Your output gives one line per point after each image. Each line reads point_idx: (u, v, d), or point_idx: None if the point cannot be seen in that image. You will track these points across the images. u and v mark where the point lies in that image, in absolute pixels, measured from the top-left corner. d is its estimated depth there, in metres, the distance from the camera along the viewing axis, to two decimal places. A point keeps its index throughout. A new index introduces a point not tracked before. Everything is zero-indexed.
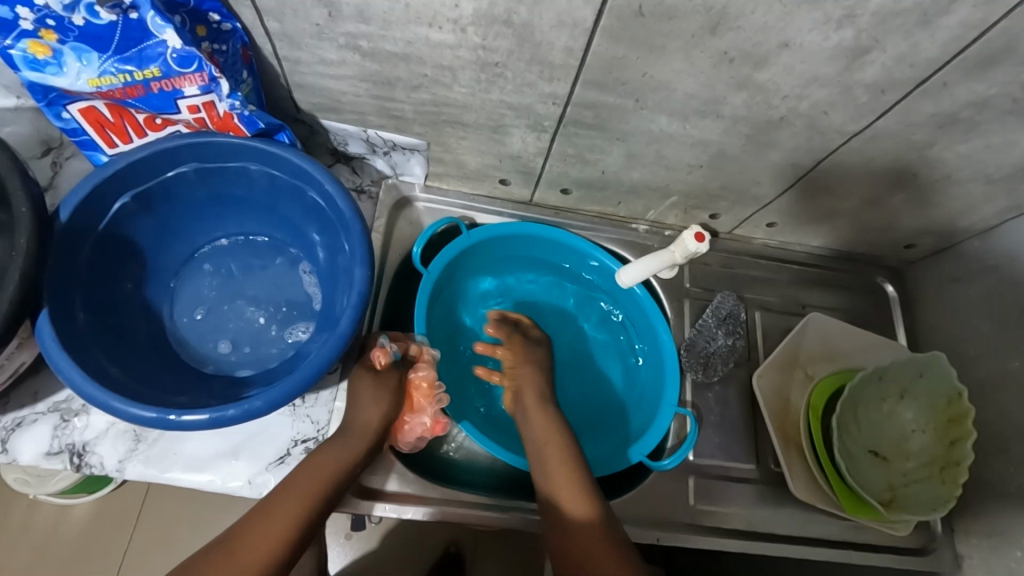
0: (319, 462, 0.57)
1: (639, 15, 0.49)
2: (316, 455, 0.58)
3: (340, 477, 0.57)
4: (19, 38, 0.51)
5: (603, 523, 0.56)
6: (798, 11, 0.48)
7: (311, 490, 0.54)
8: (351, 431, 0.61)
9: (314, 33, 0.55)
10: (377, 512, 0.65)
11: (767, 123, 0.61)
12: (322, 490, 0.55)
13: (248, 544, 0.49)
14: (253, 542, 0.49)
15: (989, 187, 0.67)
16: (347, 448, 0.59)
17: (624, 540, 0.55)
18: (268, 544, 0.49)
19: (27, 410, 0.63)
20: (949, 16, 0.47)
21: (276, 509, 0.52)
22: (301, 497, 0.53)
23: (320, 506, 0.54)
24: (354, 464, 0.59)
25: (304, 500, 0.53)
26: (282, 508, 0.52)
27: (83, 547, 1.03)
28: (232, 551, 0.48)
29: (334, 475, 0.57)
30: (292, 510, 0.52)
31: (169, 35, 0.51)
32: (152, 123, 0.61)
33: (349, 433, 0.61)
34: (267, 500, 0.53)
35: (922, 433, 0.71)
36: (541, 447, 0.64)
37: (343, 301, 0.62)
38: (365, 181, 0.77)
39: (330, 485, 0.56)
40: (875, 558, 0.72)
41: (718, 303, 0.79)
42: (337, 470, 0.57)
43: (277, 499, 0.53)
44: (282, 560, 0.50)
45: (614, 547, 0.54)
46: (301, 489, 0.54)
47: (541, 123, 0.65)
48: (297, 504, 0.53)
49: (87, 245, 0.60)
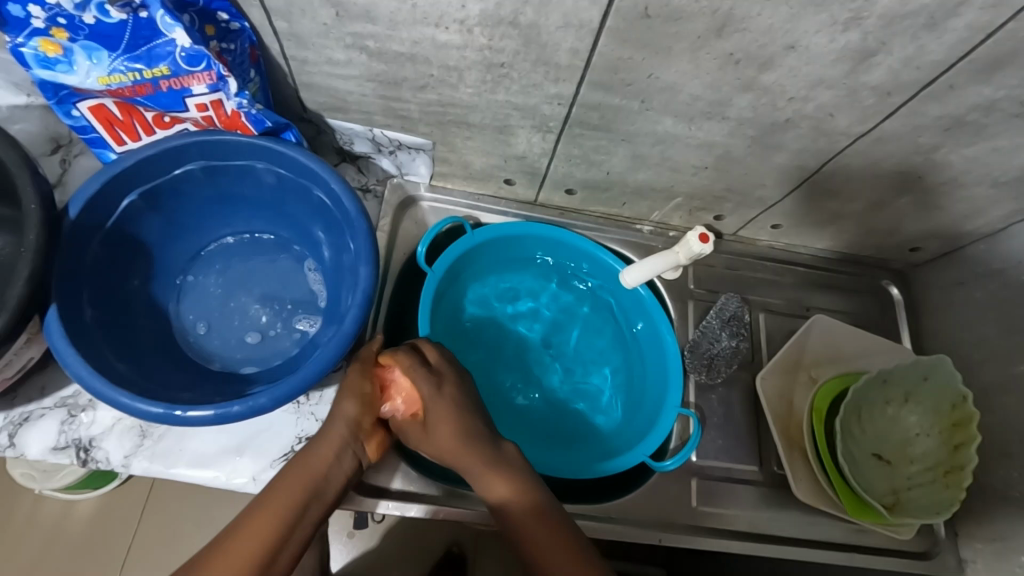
0: (285, 478, 0.53)
1: (645, 17, 0.49)
2: (286, 473, 0.54)
3: (314, 495, 0.53)
4: (31, 36, 0.51)
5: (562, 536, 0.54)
6: (804, 13, 0.48)
7: (279, 513, 0.50)
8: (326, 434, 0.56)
9: (321, 32, 0.55)
10: (381, 510, 0.65)
11: (773, 125, 0.61)
12: (289, 512, 0.51)
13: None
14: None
15: (995, 190, 0.67)
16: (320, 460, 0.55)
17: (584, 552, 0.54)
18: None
19: (34, 405, 0.63)
20: (956, 19, 0.47)
21: (237, 537, 0.48)
22: (265, 523, 0.49)
23: (288, 532, 0.50)
24: (329, 475, 0.55)
25: (271, 526, 0.49)
26: (244, 539, 0.48)
27: (86, 542, 1.03)
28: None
29: (304, 492, 0.52)
30: (251, 541, 0.48)
31: (178, 33, 0.52)
32: (161, 121, 0.62)
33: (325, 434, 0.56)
34: (228, 528, 0.49)
35: (927, 437, 0.71)
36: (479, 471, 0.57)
37: (348, 300, 0.63)
38: (371, 180, 0.77)
39: (297, 506, 0.51)
40: (878, 562, 0.72)
41: (721, 304, 0.78)
42: (306, 488, 0.53)
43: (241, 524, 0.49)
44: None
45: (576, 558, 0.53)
46: (266, 513, 0.50)
47: (547, 123, 0.65)
48: (262, 531, 0.49)
49: (94, 242, 0.61)
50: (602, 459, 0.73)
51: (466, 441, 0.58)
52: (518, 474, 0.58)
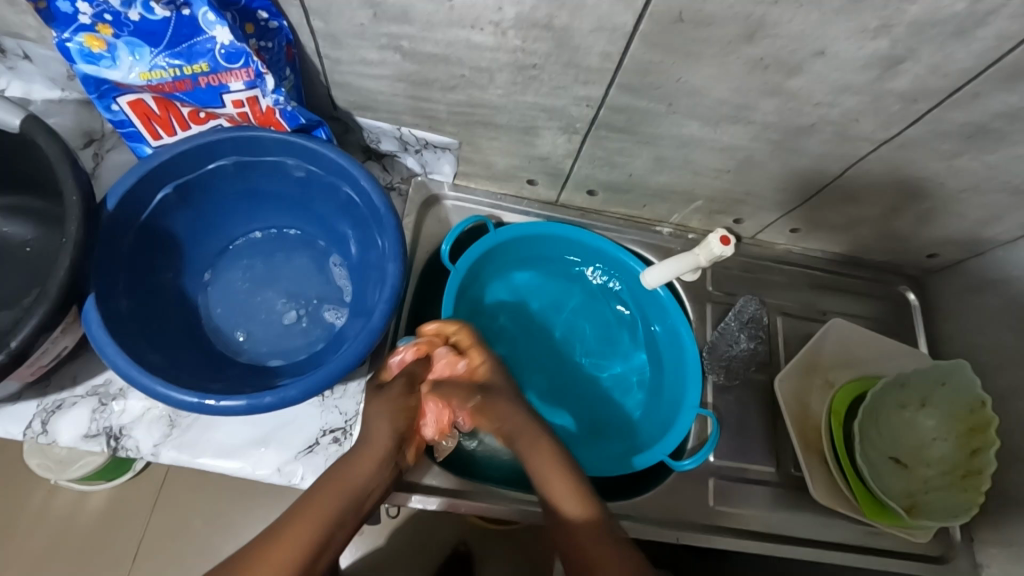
0: (325, 486, 0.56)
1: (677, 22, 0.50)
2: (327, 480, 0.56)
3: (353, 502, 0.56)
4: (77, 32, 0.53)
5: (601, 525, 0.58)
6: (835, 20, 0.49)
7: (318, 520, 0.53)
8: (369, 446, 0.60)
9: (357, 33, 0.56)
10: (410, 504, 0.67)
11: (798, 130, 0.62)
12: (329, 518, 0.54)
13: (265, 562, 0.49)
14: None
15: (1015, 198, 0.67)
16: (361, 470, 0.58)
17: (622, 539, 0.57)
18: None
19: (66, 393, 0.65)
20: (985, 28, 0.48)
21: (280, 540, 0.51)
22: (306, 529, 0.52)
23: (326, 539, 0.53)
24: (367, 485, 0.58)
25: (313, 528, 0.52)
26: (284, 542, 0.51)
27: (100, 534, 1.05)
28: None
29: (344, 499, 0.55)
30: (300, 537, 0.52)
31: (219, 31, 0.53)
32: (197, 116, 0.63)
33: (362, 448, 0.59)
34: (270, 533, 0.52)
35: (944, 441, 0.71)
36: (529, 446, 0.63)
37: (375, 294, 0.64)
38: (396, 178, 0.78)
39: (338, 512, 0.54)
40: (892, 564, 0.73)
41: (741, 306, 0.77)
42: (345, 499, 0.55)
43: (284, 527, 0.52)
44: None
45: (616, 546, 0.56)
46: (306, 521, 0.53)
47: (572, 125, 0.66)
48: (302, 534, 0.52)
49: (130, 233, 0.62)
50: (620, 460, 0.74)
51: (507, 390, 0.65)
52: (556, 441, 0.64)
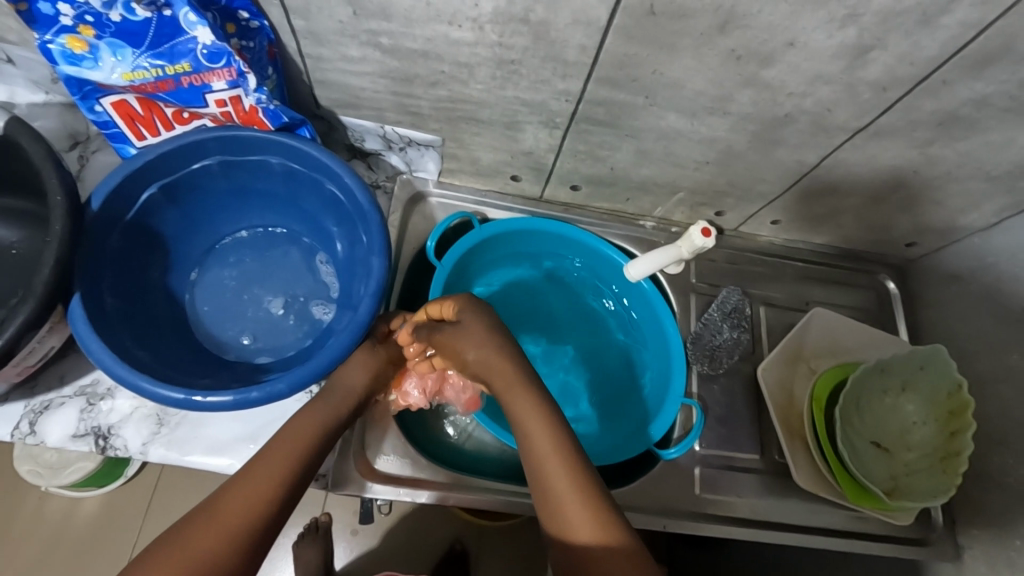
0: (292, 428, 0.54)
1: (651, 14, 0.51)
2: (293, 422, 0.55)
3: (321, 442, 0.54)
4: (59, 33, 0.54)
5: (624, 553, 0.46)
6: (803, 10, 0.50)
7: (289, 457, 0.51)
8: (330, 398, 0.59)
9: (338, 30, 0.57)
10: (370, 493, 0.66)
11: (773, 120, 0.64)
12: (303, 453, 0.52)
13: (248, 491, 0.47)
14: (234, 512, 0.45)
15: (989, 184, 0.69)
16: (324, 413, 0.57)
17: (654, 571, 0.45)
18: (249, 515, 0.46)
19: (54, 393, 0.65)
20: (948, 16, 0.50)
21: (255, 476, 0.48)
22: (280, 465, 0.50)
23: (300, 473, 0.51)
24: (333, 429, 0.57)
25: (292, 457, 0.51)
26: (262, 471, 0.49)
27: (91, 540, 1.05)
28: (215, 519, 0.45)
29: (312, 439, 0.54)
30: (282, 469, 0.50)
31: (201, 31, 0.54)
32: (180, 116, 0.64)
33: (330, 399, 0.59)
34: (242, 471, 0.49)
35: (924, 425, 0.72)
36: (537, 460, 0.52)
37: (361, 290, 0.65)
38: (380, 176, 0.80)
39: (309, 450, 0.53)
40: (876, 547, 0.74)
41: (723, 298, 0.79)
42: (313, 437, 0.54)
43: (256, 465, 0.50)
44: (265, 529, 0.46)
45: None
46: (277, 459, 0.50)
47: (553, 119, 0.67)
48: (279, 469, 0.50)
49: (116, 232, 0.62)
50: (626, 442, 0.77)
51: (515, 368, 0.56)
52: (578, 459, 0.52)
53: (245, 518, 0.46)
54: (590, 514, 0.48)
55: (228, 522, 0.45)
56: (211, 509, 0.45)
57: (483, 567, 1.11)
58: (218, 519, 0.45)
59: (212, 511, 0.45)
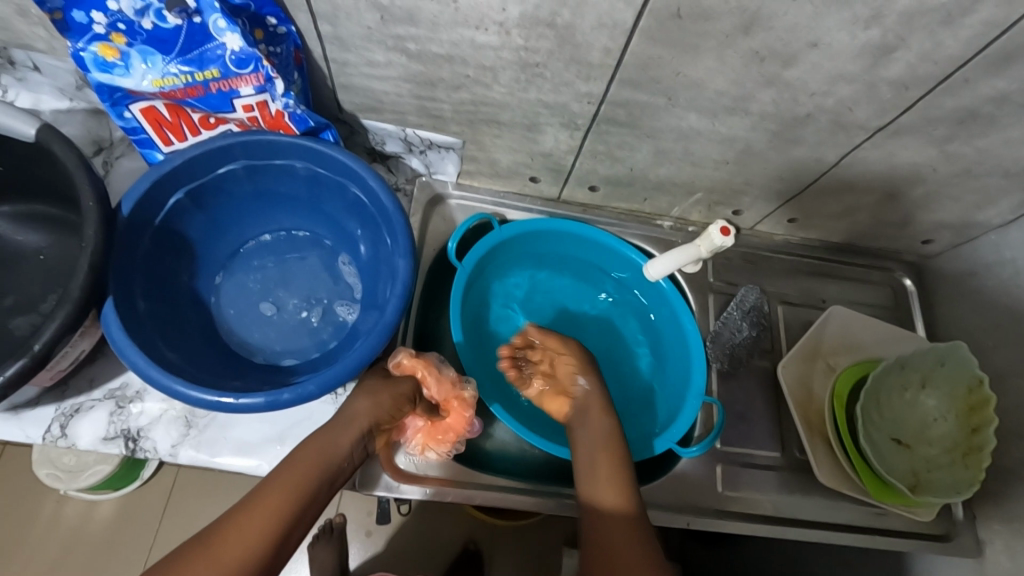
0: (295, 462, 0.54)
1: (676, 17, 0.52)
2: (288, 466, 0.55)
3: (326, 477, 0.55)
4: (91, 41, 0.55)
5: (634, 516, 0.60)
6: (827, 12, 0.50)
7: (291, 491, 0.52)
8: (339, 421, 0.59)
9: (364, 35, 0.58)
10: (388, 493, 0.66)
11: (794, 119, 0.64)
12: (304, 487, 0.53)
13: (242, 526, 0.49)
14: (227, 548, 0.47)
15: (1006, 181, 0.69)
16: (330, 437, 0.57)
17: (649, 537, 0.59)
18: (240, 556, 0.47)
19: (85, 396, 0.66)
20: (972, 16, 0.50)
21: (256, 507, 0.50)
22: (277, 501, 0.51)
23: (300, 511, 0.52)
24: (344, 461, 0.57)
25: (290, 494, 0.52)
26: (260, 509, 0.50)
27: (107, 543, 1.05)
28: (205, 555, 0.46)
29: (313, 474, 0.54)
30: (277, 499, 0.51)
31: (229, 37, 0.55)
32: (207, 122, 0.65)
33: (339, 423, 0.59)
34: (236, 509, 0.50)
35: (944, 421, 0.71)
36: (591, 455, 0.65)
37: (387, 291, 0.65)
38: (400, 179, 0.81)
39: (311, 487, 0.53)
40: (898, 543, 0.74)
41: (741, 296, 0.79)
42: (317, 474, 0.54)
43: (255, 499, 0.51)
44: (261, 560, 0.48)
45: (643, 542, 0.58)
46: (277, 493, 0.51)
47: (575, 121, 0.68)
48: (279, 500, 0.51)
49: (146, 236, 0.63)
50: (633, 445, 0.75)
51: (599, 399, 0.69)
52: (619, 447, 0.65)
53: (240, 555, 0.47)
54: (617, 485, 0.62)
55: (224, 553, 0.47)
56: (201, 551, 0.46)
57: (495, 566, 1.12)
58: (208, 562, 0.46)
59: (207, 544, 0.47)
